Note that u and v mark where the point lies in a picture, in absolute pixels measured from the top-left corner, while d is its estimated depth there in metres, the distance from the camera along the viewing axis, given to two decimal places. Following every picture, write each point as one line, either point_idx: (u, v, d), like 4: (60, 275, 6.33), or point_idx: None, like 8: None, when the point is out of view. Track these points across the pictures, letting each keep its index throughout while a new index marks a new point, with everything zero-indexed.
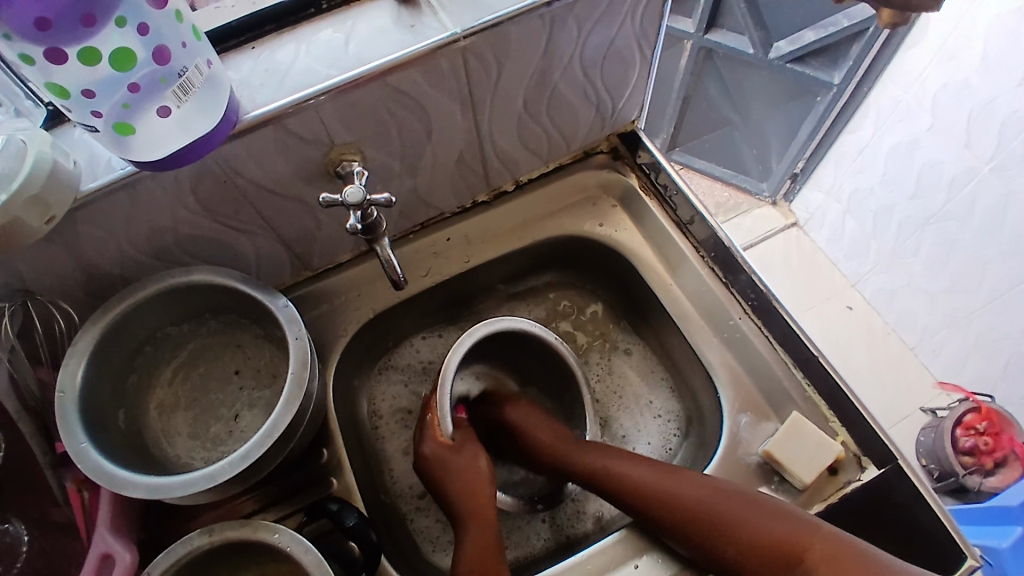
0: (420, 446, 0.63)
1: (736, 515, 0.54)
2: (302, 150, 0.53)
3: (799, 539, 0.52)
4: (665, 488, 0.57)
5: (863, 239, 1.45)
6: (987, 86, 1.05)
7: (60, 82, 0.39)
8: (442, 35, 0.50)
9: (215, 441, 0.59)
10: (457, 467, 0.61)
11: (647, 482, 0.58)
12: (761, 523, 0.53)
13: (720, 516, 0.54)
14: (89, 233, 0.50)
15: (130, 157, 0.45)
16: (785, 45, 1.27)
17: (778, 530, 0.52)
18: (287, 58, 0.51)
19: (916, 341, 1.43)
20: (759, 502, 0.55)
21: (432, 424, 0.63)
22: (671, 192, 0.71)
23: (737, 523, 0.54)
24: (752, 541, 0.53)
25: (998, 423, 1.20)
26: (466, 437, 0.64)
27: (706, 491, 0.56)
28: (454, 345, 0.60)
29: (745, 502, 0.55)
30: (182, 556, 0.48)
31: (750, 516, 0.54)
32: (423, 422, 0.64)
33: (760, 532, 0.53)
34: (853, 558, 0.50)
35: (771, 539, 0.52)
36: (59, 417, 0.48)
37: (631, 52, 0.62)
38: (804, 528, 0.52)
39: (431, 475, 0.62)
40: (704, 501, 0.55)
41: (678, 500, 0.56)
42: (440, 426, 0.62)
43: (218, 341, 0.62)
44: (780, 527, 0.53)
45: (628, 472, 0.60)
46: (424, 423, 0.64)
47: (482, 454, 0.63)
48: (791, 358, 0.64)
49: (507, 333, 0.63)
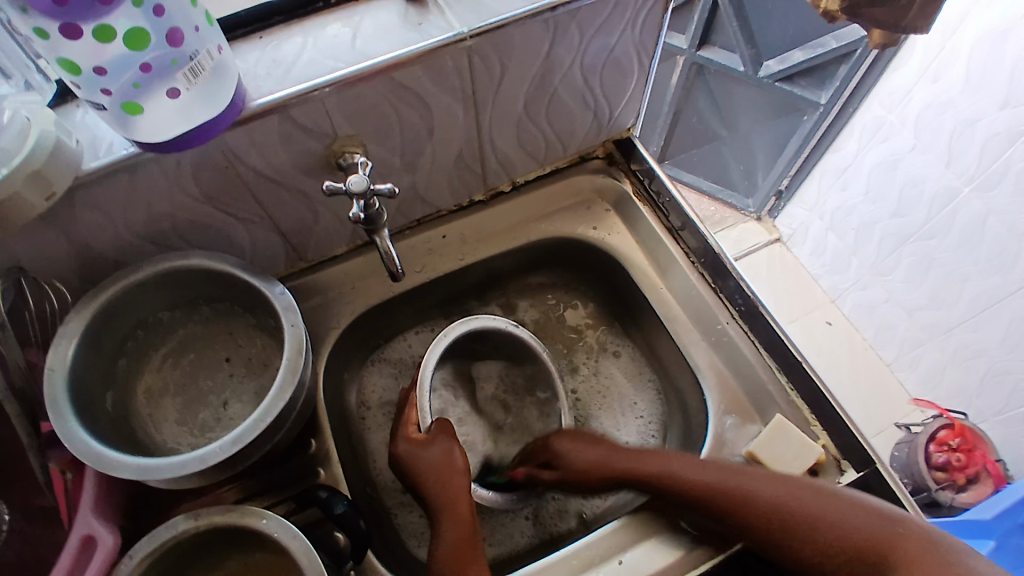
0: (393, 444, 0.63)
1: (820, 512, 0.51)
2: (305, 140, 0.53)
3: (892, 538, 0.48)
4: (739, 485, 0.54)
5: (845, 256, 1.48)
6: (971, 108, 1.09)
7: (72, 58, 0.39)
8: (447, 34, 0.51)
9: (203, 428, 0.59)
10: (428, 461, 0.61)
11: (702, 479, 0.56)
12: (848, 522, 0.50)
13: (806, 514, 0.51)
14: (87, 213, 0.50)
15: (134, 138, 0.45)
16: (773, 64, 1.30)
17: (864, 528, 0.49)
18: (294, 49, 0.52)
19: (894, 357, 1.46)
20: (843, 499, 0.52)
21: (410, 420, 0.64)
22: (664, 199, 0.73)
23: (827, 520, 0.51)
24: (845, 540, 0.49)
25: (972, 439, 1.23)
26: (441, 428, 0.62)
27: (787, 490, 0.53)
28: (436, 338, 0.62)
29: (833, 500, 0.52)
30: (167, 540, 0.48)
31: (842, 513, 0.51)
32: (402, 420, 0.64)
33: (847, 534, 0.50)
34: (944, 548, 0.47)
35: (865, 538, 0.49)
36: (49, 398, 0.47)
37: (630, 60, 0.64)
38: (887, 525, 0.49)
39: (406, 471, 0.62)
40: (784, 501, 0.52)
41: (752, 497, 0.53)
42: (417, 422, 0.63)
43: (210, 329, 0.62)
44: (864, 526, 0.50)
45: (690, 474, 0.57)
46: (401, 421, 0.64)
47: (457, 447, 0.62)
48: (776, 363, 0.66)
49: (483, 330, 0.65)
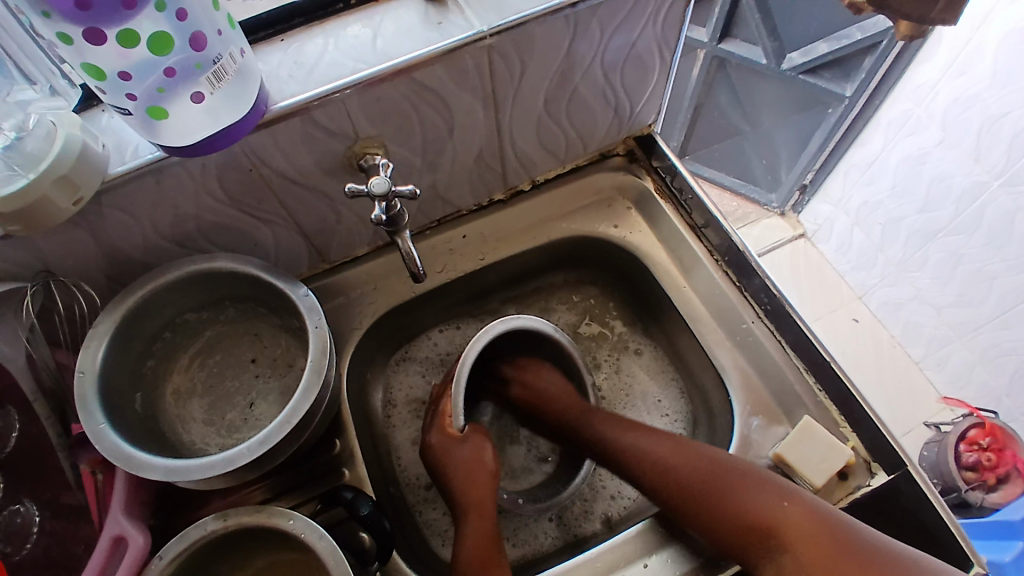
0: (427, 435, 0.64)
1: (729, 482, 0.56)
2: (328, 142, 0.54)
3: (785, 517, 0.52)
4: (661, 454, 0.60)
5: (872, 252, 1.45)
6: (998, 103, 1.06)
7: (96, 64, 0.39)
8: (467, 33, 0.51)
9: (230, 428, 0.59)
10: (462, 459, 0.62)
11: (644, 447, 0.61)
12: (747, 495, 0.54)
13: (715, 483, 0.56)
14: (115, 216, 0.51)
15: (160, 141, 0.45)
16: (797, 56, 1.28)
17: (761, 500, 0.54)
18: (316, 51, 0.52)
19: (921, 355, 1.43)
20: (762, 478, 0.55)
21: (444, 412, 0.64)
22: (687, 197, 0.72)
23: (736, 495, 0.55)
24: (749, 514, 0.53)
25: (1002, 438, 1.20)
26: (473, 430, 0.65)
27: (705, 463, 0.57)
28: (473, 338, 0.60)
29: (750, 477, 0.55)
30: (197, 540, 0.49)
31: (753, 492, 0.54)
32: (438, 410, 0.65)
33: (745, 507, 0.54)
34: (832, 526, 0.51)
35: (766, 515, 0.53)
36: (79, 398, 0.48)
37: (651, 56, 0.63)
38: (788, 503, 0.53)
39: (436, 463, 0.63)
40: (694, 468, 0.57)
41: (662, 460, 0.60)
42: (451, 417, 0.63)
43: (236, 330, 0.62)
44: (766, 499, 0.54)
45: (623, 442, 0.63)
46: (436, 413, 0.65)
47: (488, 446, 0.64)
48: (803, 362, 0.64)
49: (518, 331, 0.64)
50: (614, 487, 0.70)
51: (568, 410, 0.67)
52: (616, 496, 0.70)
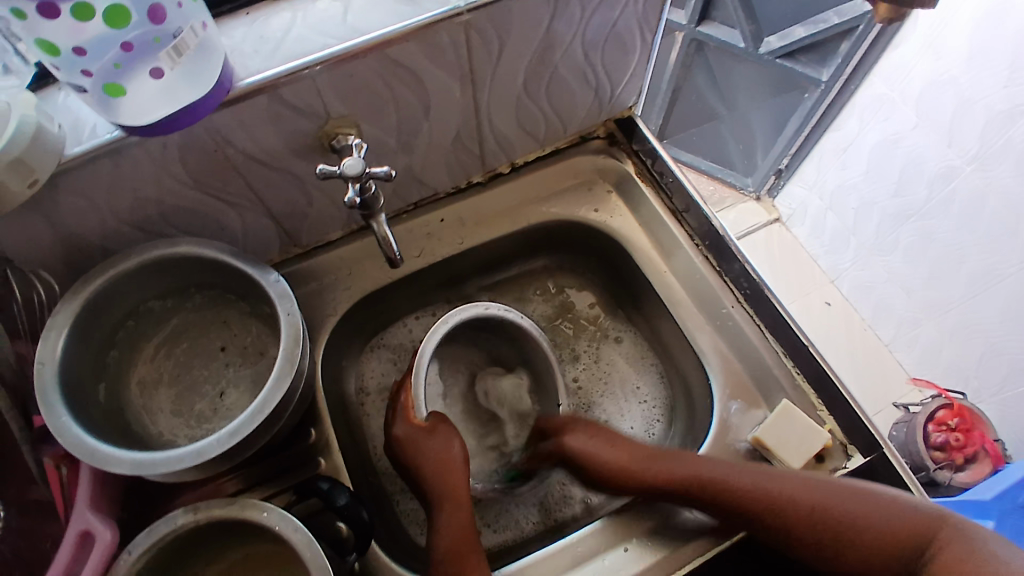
0: (392, 427, 0.63)
1: (849, 508, 0.52)
2: (297, 121, 0.51)
3: (922, 528, 0.50)
4: (753, 487, 0.55)
5: (844, 235, 1.47)
6: (974, 86, 1.07)
7: (50, 39, 0.37)
8: (443, 8, 0.49)
9: (199, 419, 0.58)
10: (429, 454, 0.60)
11: (733, 480, 0.56)
12: (868, 515, 0.52)
13: (836, 512, 0.52)
14: (73, 200, 0.48)
15: (117, 121, 0.43)
16: (774, 40, 1.27)
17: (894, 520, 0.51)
18: (283, 25, 0.50)
19: (891, 337, 1.46)
20: (876, 496, 0.53)
21: (406, 405, 0.62)
22: (668, 180, 0.72)
23: (864, 517, 0.52)
24: (882, 534, 0.51)
25: (970, 419, 1.23)
26: (439, 420, 0.62)
27: (816, 490, 0.54)
28: (430, 328, 0.60)
29: (864, 500, 0.52)
30: (164, 535, 0.47)
31: (876, 512, 0.52)
32: (397, 403, 0.63)
33: (869, 528, 0.51)
34: (973, 535, 0.49)
35: (900, 531, 0.51)
36: (39, 390, 0.46)
37: (632, 36, 0.62)
38: (919, 515, 0.51)
39: (405, 457, 0.61)
40: (806, 497, 0.54)
41: (757, 488, 0.55)
42: (414, 408, 0.62)
43: (203, 317, 0.60)
44: (889, 518, 0.51)
45: (711, 475, 0.57)
46: (398, 404, 0.63)
47: (456, 438, 0.61)
48: (783, 347, 0.65)
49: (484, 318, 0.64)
50: None
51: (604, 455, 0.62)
52: None
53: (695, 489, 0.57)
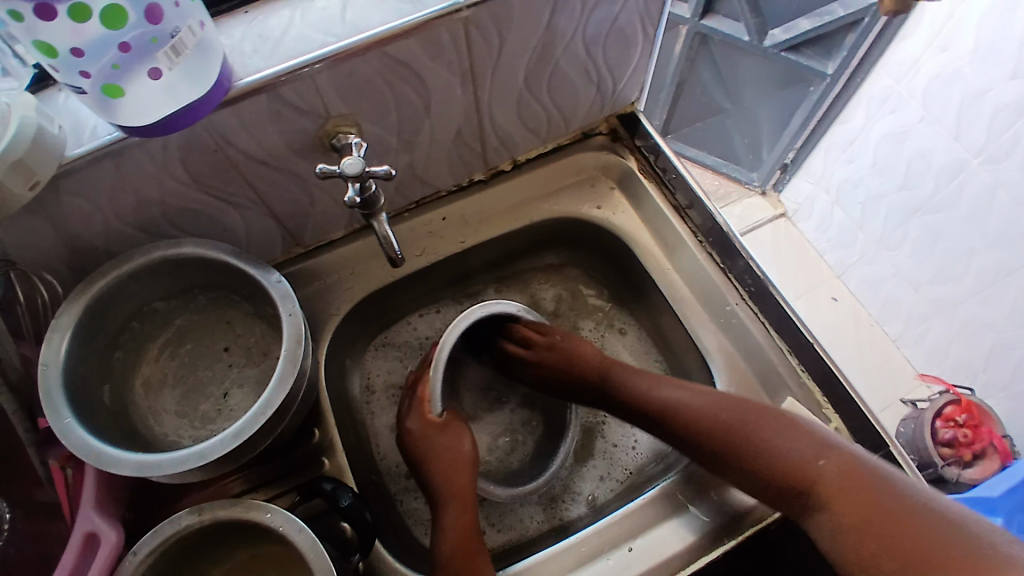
0: (405, 422, 0.63)
1: (801, 450, 0.52)
2: (297, 120, 0.51)
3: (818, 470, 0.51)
4: (692, 402, 0.58)
5: (851, 230, 1.46)
6: (980, 78, 1.06)
7: (48, 41, 0.37)
8: (443, 4, 0.49)
9: (204, 420, 0.57)
10: (440, 448, 0.61)
11: (673, 395, 0.59)
12: (791, 450, 0.52)
13: (786, 452, 0.52)
14: (75, 202, 0.48)
15: (116, 122, 0.43)
16: (779, 33, 1.26)
17: (841, 481, 0.49)
18: (282, 24, 0.50)
19: (899, 332, 1.45)
20: (801, 428, 0.54)
21: (422, 399, 0.63)
22: (671, 176, 0.71)
23: (774, 444, 0.53)
24: (784, 464, 0.52)
25: (978, 415, 1.22)
26: (452, 416, 0.63)
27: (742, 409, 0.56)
28: (450, 324, 0.60)
29: (787, 426, 0.54)
30: (170, 535, 0.47)
31: (791, 441, 0.53)
32: (413, 399, 0.64)
33: (777, 457, 0.53)
34: (874, 485, 0.48)
35: (798, 466, 0.51)
36: (43, 392, 0.46)
37: (634, 30, 0.61)
38: (825, 454, 0.51)
39: (414, 452, 0.62)
40: (730, 413, 0.56)
41: (712, 412, 0.56)
42: (430, 403, 0.63)
43: (207, 318, 0.60)
44: (838, 466, 0.50)
45: (653, 393, 0.61)
46: (414, 400, 0.64)
47: (467, 435, 0.62)
48: (786, 343, 0.64)
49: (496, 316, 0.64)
50: (602, 469, 0.70)
51: (589, 358, 0.66)
52: (603, 478, 0.69)
53: (659, 406, 0.60)
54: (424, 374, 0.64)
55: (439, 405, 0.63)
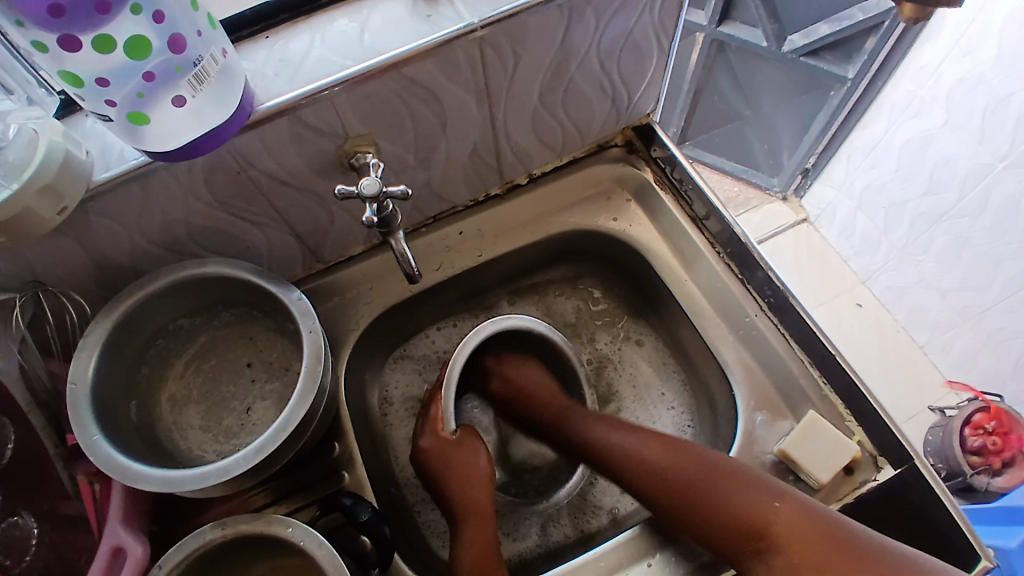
0: (419, 438, 0.63)
1: (693, 477, 0.55)
2: (316, 141, 0.52)
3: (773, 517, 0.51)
4: (640, 451, 0.59)
5: (875, 235, 1.43)
6: (1003, 83, 1.04)
7: (73, 71, 0.38)
8: (458, 25, 0.50)
9: (227, 434, 0.59)
10: (457, 464, 0.61)
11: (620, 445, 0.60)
12: (722, 498, 0.53)
13: (652, 465, 0.58)
14: (102, 223, 0.50)
15: (144, 147, 0.44)
16: (798, 38, 1.24)
17: (698, 479, 0.55)
18: (302, 48, 0.51)
19: (926, 339, 1.42)
20: (747, 478, 0.54)
21: (435, 418, 0.63)
22: (687, 186, 0.71)
23: (716, 493, 0.54)
24: (729, 514, 0.53)
25: (1007, 422, 1.19)
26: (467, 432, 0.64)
27: (688, 456, 0.57)
28: (460, 345, 0.60)
29: (734, 476, 0.54)
30: (194, 549, 0.48)
31: (729, 491, 0.53)
32: (426, 415, 0.64)
33: (722, 506, 0.53)
34: (827, 534, 0.49)
35: (745, 518, 0.52)
36: (72, 410, 0.47)
37: (648, 43, 0.61)
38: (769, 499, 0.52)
39: (429, 469, 0.62)
40: (678, 465, 0.57)
41: (658, 463, 0.58)
42: (443, 420, 0.62)
43: (229, 333, 0.61)
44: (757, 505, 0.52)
45: (612, 441, 0.61)
46: (427, 416, 0.63)
47: (482, 450, 0.63)
48: (808, 357, 0.63)
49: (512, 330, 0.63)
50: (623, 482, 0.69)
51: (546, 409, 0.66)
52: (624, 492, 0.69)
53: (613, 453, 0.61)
54: (437, 392, 0.63)
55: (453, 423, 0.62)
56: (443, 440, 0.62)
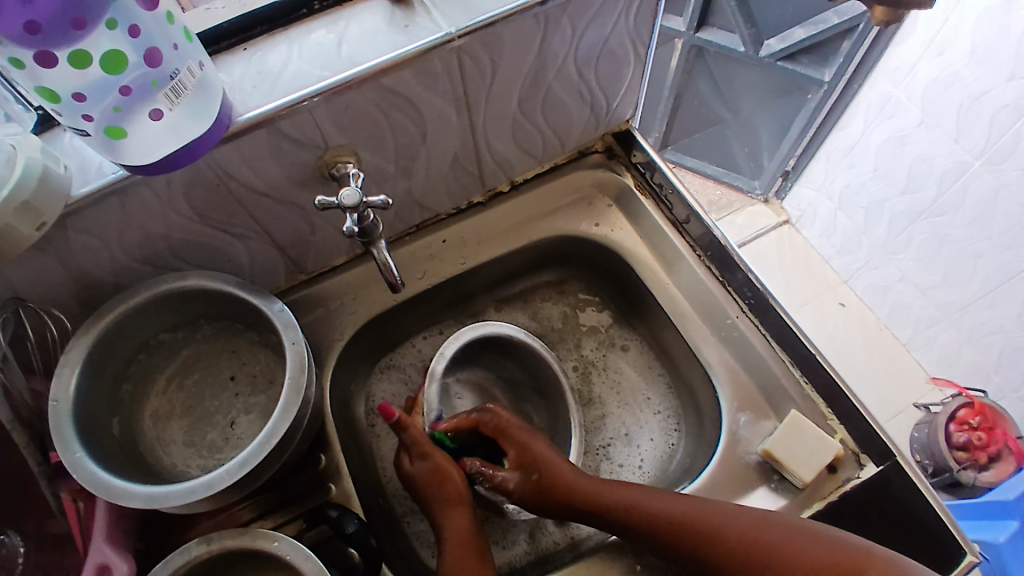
0: (401, 459, 0.62)
1: (760, 539, 0.53)
2: (296, 153, 0.52)
3: (857, 562, 0.50)
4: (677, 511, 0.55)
5: (856, 235, 1.45)
6: (977, 81, 1.06)
7: (51, 86, 0.38)
8: (435, 35, 0.50)
9: (211, 449, 0.58)
10: (430, 480, 0.60)
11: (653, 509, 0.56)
12: (803, 555, 0.51)
13: (693, 523, 0.54)
14: (81, 239, 0.49)
15: (122, 162, 0.44)
16: (775, 43, 1.26)
17: (766, 540, 0.53)
18: (279, 60, 0.51)
19: (909, 336, 1.44)
20: (811, 531, 0.53)
21: (412, 433, 0.64)
22: (667, 192, 0.72)
23: (794, 554, 0.51)
24: (817, 571, 0.50)
25: (992, 417, 1.20)
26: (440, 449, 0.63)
27: (747, 524, 0.54)
28: (439, 348, 0.63)
29: (797, 534, 0.52)
30: (180, 565, 0.47)
31: (805, 546, 0.52)
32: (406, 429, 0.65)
33: (805, 562, 0.51)
34: (904, 569, 0.50)
35: (834, 566, 0.50)
36: (53, 427, 0.47)
37: (625, 50, 0.62)
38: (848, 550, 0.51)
39: (409, 485, 0.62)
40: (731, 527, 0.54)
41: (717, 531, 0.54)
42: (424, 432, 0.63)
43: (212, 348, 0.61)
44: (828, 558, 0.51)
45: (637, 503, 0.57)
46: (408, 432, 0.64)
47: (456, 464, 0.61)
48: (789, 356, 0.64)
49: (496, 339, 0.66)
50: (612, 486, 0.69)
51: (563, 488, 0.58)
52: None
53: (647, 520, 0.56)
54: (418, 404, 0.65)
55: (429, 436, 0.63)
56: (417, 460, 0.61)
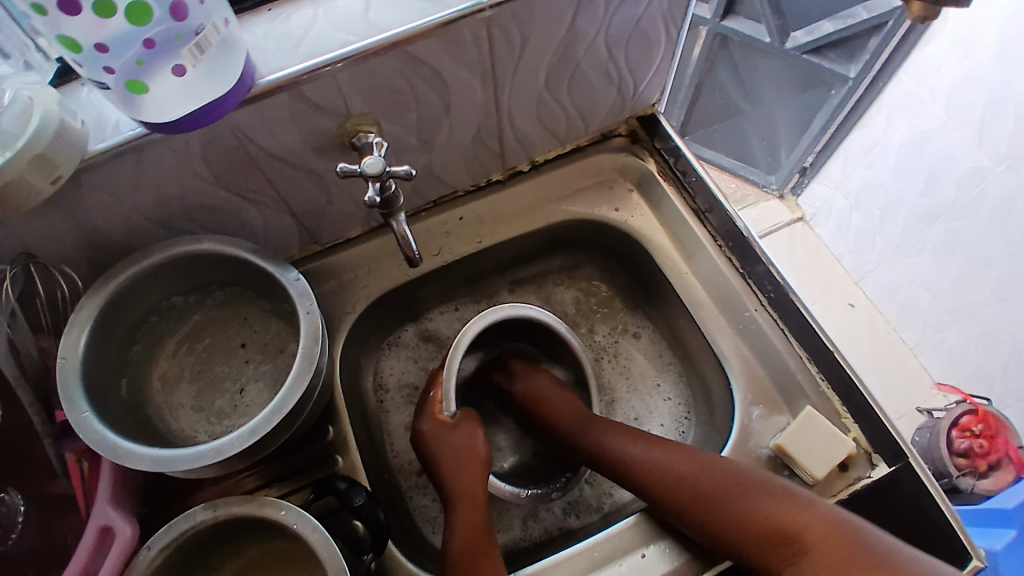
0: (419, 421, 0.63)
1: (715, 487, 0.56)
2: (317, 119, 0.51)
3: (802, 522, 0.52)
4: (660, 462, 0.59)
5: (869, 236, 1.44)
6: (1004, 85, 1.05)
7: (72, 35, 0.37)
8: (466, 3, 0.49)
9: (219, 416, 0.58)
10: (453, 447, 0.61)
11: (640, 455, 0.60)
12: (754, 506, 0.54)
13: (671, 471, 0.58)
14: (95, 196, 0.48)
15: (140, 118, 0.43)
16: (801, 35, 1.24)
17: (717, 487, 0.55)
18: (304, 22, 0.50)
19: (916, 340, 1.43)
20: (771, 486, 0.55)
21: (435, 401, 0.63)
22: (690, 178, 0.70)
23: (743, 505, 0.54)
24: (760, 523, 0.53)
25: (995, 425, 1.20)
26: (466, 417, 0.63)
27: (718, 474, 0.56)
28: (479, 315, 0.61)
29: (760, 487, 0.55)
30: (185, 531, 0.47)
31: (759, 500, 0.54)
32: (428, 397, 0.64)
33: (752, 512, 0.54)
34: (853, 537, 0.50)
35: (776, 521, 0.53)
36: (61, 386, 0.46)
37: (657, 32, 0.61)
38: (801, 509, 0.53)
39: (427, 452, 0.62)
40: (702, 477, 0.56)
41: (687, 478, 0.57)
42: (443, 403, 0.62)
43: (223, 314, 0.60)
44: (776, 511, 0.53)
45: (628, 451, 0.61)
46: (428, 399, 0.64)
47: (480, 433, 0.62)
48: (806, 352, 0.63)
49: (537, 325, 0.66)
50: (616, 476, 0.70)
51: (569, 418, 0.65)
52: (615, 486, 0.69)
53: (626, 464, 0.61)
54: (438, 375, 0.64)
55: (452, 406, 0.62)
56: (441, 424, 0.61)
